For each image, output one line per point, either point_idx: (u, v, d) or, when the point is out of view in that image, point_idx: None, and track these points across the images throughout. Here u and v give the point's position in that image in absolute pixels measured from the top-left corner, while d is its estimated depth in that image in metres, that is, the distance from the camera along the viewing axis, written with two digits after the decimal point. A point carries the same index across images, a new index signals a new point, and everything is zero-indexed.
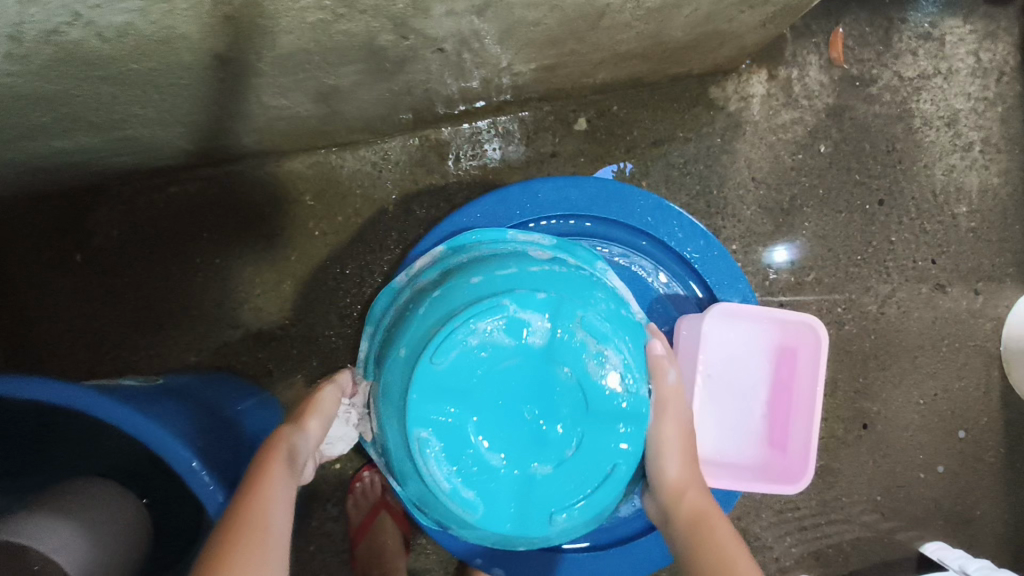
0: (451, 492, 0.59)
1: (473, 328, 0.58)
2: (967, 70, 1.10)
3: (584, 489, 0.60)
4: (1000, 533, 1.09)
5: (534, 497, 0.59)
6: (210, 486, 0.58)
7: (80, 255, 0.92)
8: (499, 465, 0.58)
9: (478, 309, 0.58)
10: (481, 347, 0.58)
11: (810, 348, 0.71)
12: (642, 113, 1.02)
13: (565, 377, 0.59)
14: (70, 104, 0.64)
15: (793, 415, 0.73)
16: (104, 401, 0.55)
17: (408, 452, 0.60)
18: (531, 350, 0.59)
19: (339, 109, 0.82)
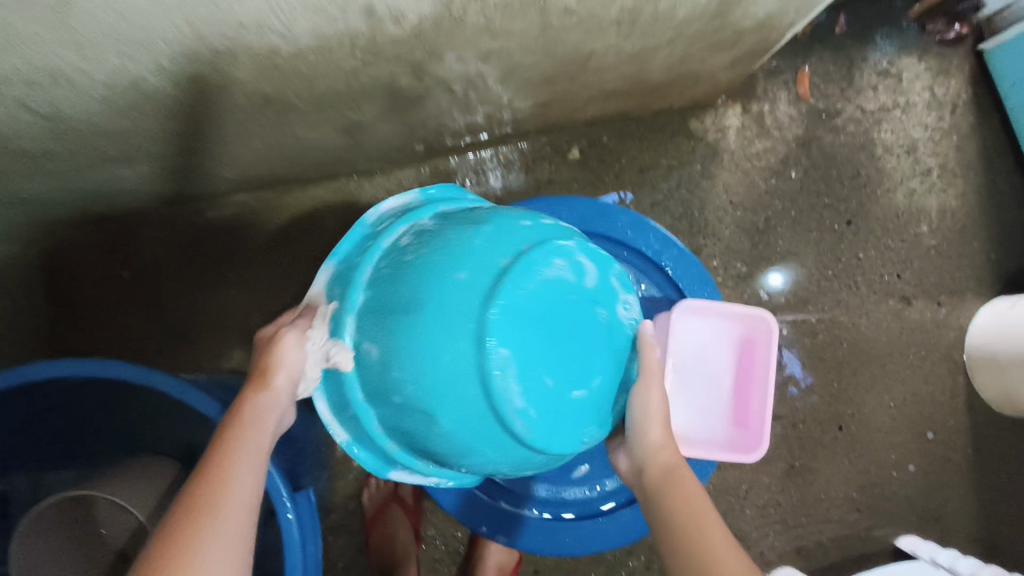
0: (516, 417, 0.55)
1: (549, 262, 0.58)
2: (923, 103, 1.21)
3: (604, 418, 0.61)
4: (971, 528, 1.17)
5: (577, 423, 0.58)
6: None
7: (126, 271, 1.04)
8: (558, 391, 0.56)
9: (552, 247, 0.59)
10: (554, 280, 0.58)
11: (766, 336, 0.79)
12: (630, 143, 1.13)
13: (608, 316, 0.61)
14: (138, 136, 0.76)
15: (751, 399, 0.81)
16: (169, 380, 0.68)
17: (471, 376, 0.55)
18: (589, 288, 0.60)
19: (360, 141, 0.93)
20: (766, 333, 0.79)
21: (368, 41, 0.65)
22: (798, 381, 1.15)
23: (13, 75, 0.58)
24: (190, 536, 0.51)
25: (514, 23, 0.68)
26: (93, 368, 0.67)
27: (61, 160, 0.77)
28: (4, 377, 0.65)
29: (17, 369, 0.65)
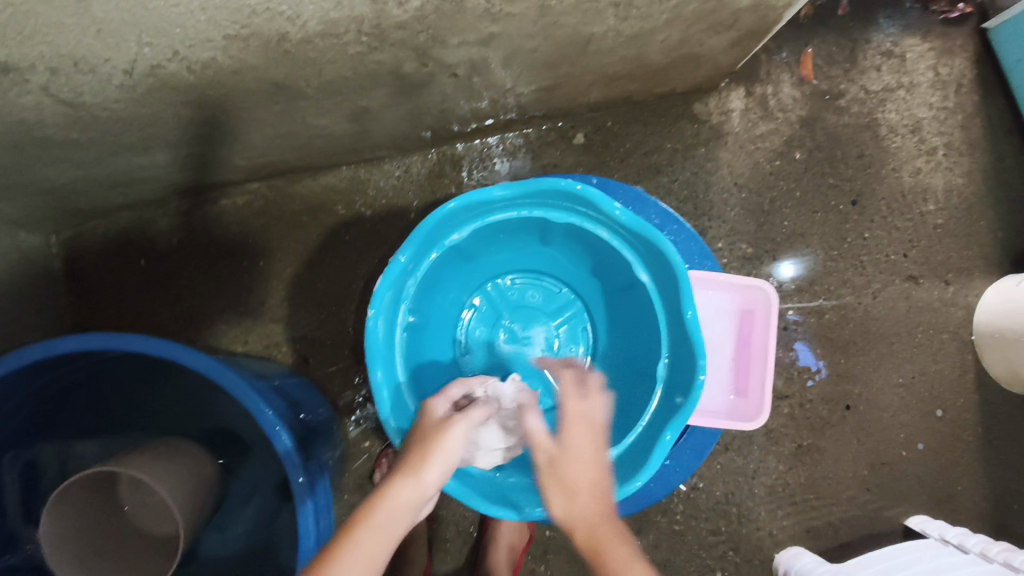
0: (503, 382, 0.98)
1: (578, 323, 0.99)
2: (928, 82, 1.21)
3: (465, 325, 0.98)
4: (982, 507, 1.16)
5: (490, 361, 0.97)
6: (276, 425, 0.72)
7: (144, 260, 1.07)
8: (506, 356, 0.98)
9: (580, 314, 0.99)
10: (571, 335, 0.99)
11: (765, 306, 0.90)
12: (634, 127, 1.15)
13: (536, 300, 0.99)
14: (154, 124, 0.80)
15: (751, 367, 0.91)
16: (193, 354, 0.70)
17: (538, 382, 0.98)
18: (561, 308, 0.99)
19: (368, 128, 0.96)
20: (766, 303, 0.90)
21: (373, 26, 0.67)
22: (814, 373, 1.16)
23: (39, 62, 0.61)
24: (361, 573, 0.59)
25: (514, 5, 0.70)
26: (120, 342, 0.69)
27: (80, 150, 0.80)
28: (31, 350, 0.68)
29: (43, 343, 0.68)
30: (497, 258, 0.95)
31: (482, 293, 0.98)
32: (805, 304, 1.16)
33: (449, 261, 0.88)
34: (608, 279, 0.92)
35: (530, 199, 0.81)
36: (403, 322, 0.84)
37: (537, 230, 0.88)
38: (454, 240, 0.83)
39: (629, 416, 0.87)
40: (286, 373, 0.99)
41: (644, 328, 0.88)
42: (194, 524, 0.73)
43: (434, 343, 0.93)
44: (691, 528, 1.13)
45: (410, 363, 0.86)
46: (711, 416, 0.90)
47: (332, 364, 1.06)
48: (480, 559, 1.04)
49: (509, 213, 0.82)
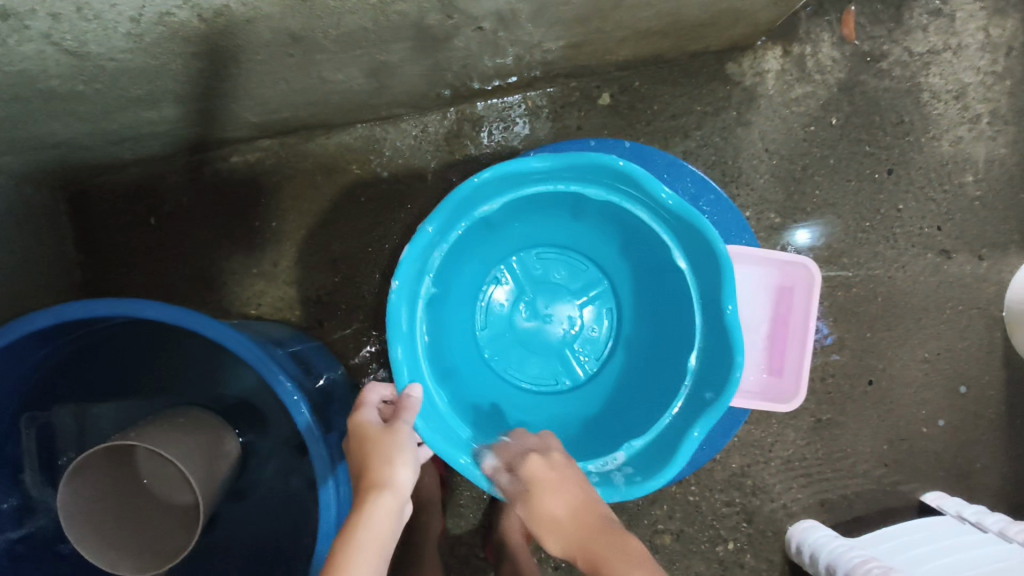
0: (524, 364, 0.95)
1: (602, 305, 0.97)
2: (977, 44, 1.15)
3: (484, 302, 0.95)
4: (1000, 485, 1.15)
5: (509, 340, 0.95)
6: (293, 396, 0.71)
7: (154, 219, 1.04)
8: (526, 335, 0.95)
9: (607, 296, 0.97)
10: (595, 318, 0.97)
11: (807, 285, 0.92)
12: (663, 88, 1.10)
13: (559, 279, 0.96)
14: (163, 76, 0.75)
15: (788, 345, 0.92)
16: (208, 322, 0.68)
17: (558, 365, 0.96)
18: (586, 290, 0.96)
19: (386, 84, 0.91)
20: (808, 283, 0.91)
21: None
22: (819, 338, 1.13)
23: (40, 6, 0.57)
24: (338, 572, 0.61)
25: None
26: (130, 309, 0.67)
27: (85, 103, 0.76)
28: (43, 315, 0.66)
29: (55, 308, 0.66)
30: (525, 232, 0.92)
31: (504, 267, 0.95)
32: (830, 276, 1.13)
33: (476, 233, 0.85)
34: (641, 259, 0.90)
35: (569, 173, 0.79)
36: (425, 296, 0.82)
37: (570, 205, 0.86)
38: (483, 211, 0.81)
39: (654, 404, 0.85)
40: (301, 339, 0.96)
41: (677, 314, 0.86)
42: (212, 493, 0.72)
43: (454, 319, 0.91)
44: (705, 500, 1.12)
45: (431, 336, 0.84)
46: (746, 393, 0.92)
47: (346, 329, 1.04)
48: (493, 526, 1.04)
49: (543, 186, 0.80)
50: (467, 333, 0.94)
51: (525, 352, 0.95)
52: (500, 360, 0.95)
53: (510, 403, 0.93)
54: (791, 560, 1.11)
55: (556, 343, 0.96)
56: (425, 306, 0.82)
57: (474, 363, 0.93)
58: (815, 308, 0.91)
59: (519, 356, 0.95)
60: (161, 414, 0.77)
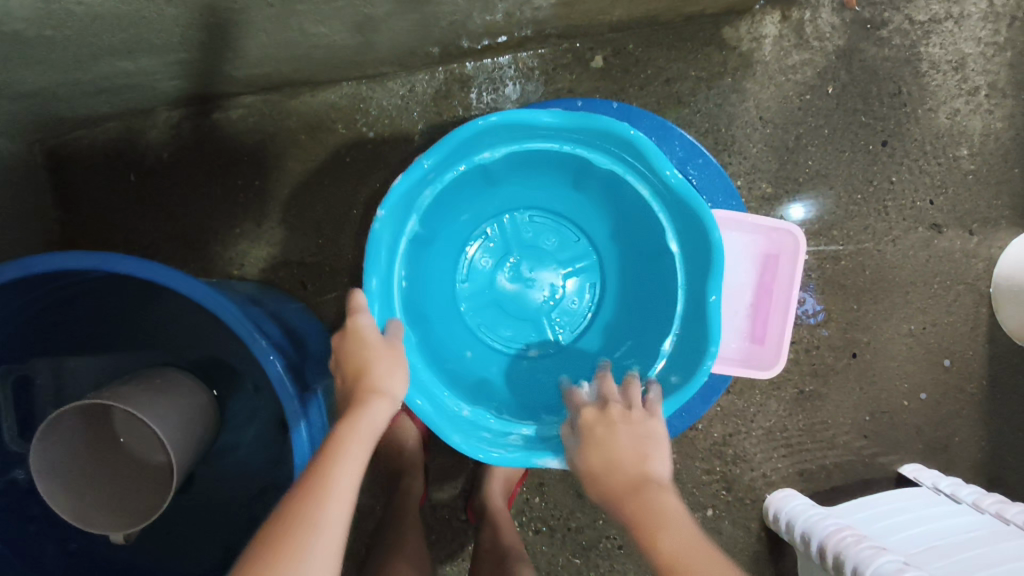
0: (499, 325, 0.95)
1: (585, 281, 0.96)
2: (979, 14, 1.13)
3: (466, 256, 0.94)
4: (977, 458, 1.16)
5: (489, 298, 0.95)
6: (269, 353, 0.69)
7: (133, 175, 1.02)
8: (505, 296, 0.95)
9: (591, 270, 0.96)
10: (577, 294, 0.96)
11: (792, 252, 0.91)
12: (657, 52, 1.07)
13: (548, 246, 0.96)
14: (138, 25, 0.73)
15: (772, 313, 0.92)
16: (178, 276, 0.66)
17: (531, 334, 0.95)
18: (573, 262, 0.96)
19: (372, 40, 0.88)
20: (794, 251, 0.91)
21: None
22: (808, 313, 1.13)
23: None
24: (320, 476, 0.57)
25: None
26: (98, 261, 0.65)
27: (57, 50, 0.74)
28: (8, 268, 0.64)
29: (21, 261, 0.65)
30: (519, 190, 0.91)
31: (490, 224, 0.94)
32: (820, 249, 1.12)
33: (473, 180, 0.83)
34: (633, 238, 0.89)
35: (577, 135, 0.77)
36: (410, 233, 0.80)
37: (572, 170, 0.84)
38: (484, 157, 0.79)
39: (620, 384, 0.85)
40: (284, 300, 0.95)
41: (660, 296, 0.85)
42: (188, 454, 0.72)
43: (435, 270, 0.90)
44: (686, 467, 1.13)
45: (409, 277, 0.83)
46: (728, 361, 0.92)
47: (330, 292, 1.03)
48: (476, 489, 1.05)
49: (548, 144, 0.78)
50: (445, 285, 0.93)
51: (502, 314, 0.95)
52: (475, 317, 0.94)
53: (476, 360, 0.92)
54: (769, 528, 1.13)
55: (534, 311, 0.95)
56: (406, 244, 0.80)
57: (449, 315, 0.92)
58: (800, 275, 0.90)
59: (494, 316, 0.95)
60: (139, 374, 0.76)
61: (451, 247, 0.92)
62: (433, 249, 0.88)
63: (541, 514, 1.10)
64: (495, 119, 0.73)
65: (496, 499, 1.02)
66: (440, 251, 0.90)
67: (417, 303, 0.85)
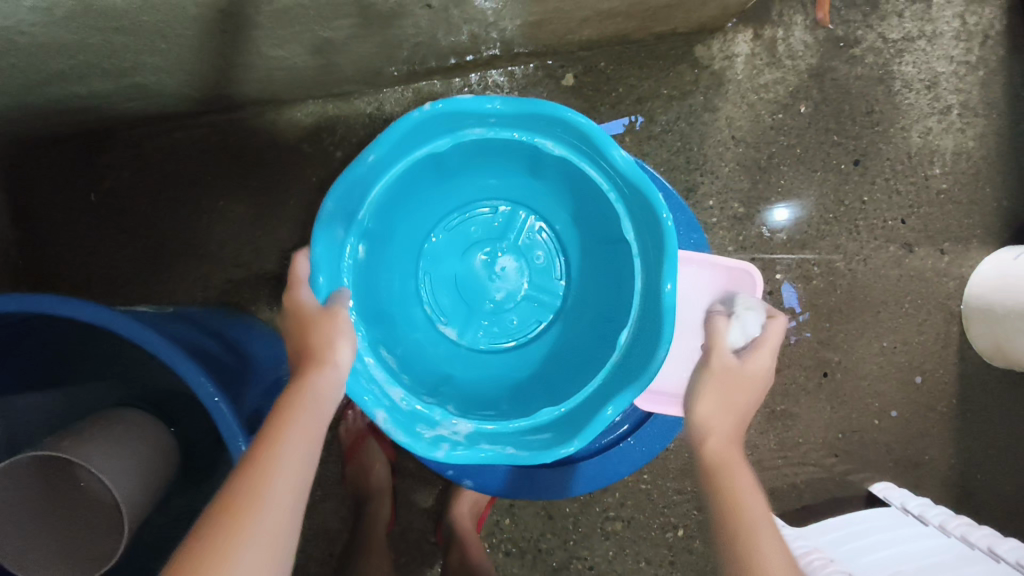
0: (444, 287, 0.85)
1: (531, 320, 0.85)
2: (952, 33, 1.12)
3: (457, 209, 0.84)
4: (947, 476, 1.16)
5: (451, 260, 0.85)
6: (215, 397, 0.64)
7: (94, 195, 0.99)
8: (462, 270, 0.85)
9: (547, 307, 0.85)
10: (515, 326, 0.85)
11: (750, 289, 0.90)
12: (629, 70, 1.06)
13: (536, 262, 0.86)
14: (85, 52, 0.71)
15: None
16: (120, 318, 0.63)
17: (460, 319, 0.85)
18: (532, 295, 0.85)
19: (334, 61, 0.86)
20: (752, 289, 0.90)
21: None
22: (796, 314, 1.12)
23: None
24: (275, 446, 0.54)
25: None
26: (38, 305, 0.62)
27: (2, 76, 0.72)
28: None
29: None
30: (548, 200, 0.82)
31: (504, 201, 0.84)
32: (801, 256, 1.11)
33: (519, 154, 0.73)
34: (605, 269, 0.79)
35: (628, 191, 0.68)
36: (434, 150, 0.70)
37: (596, 207, 0.74)
38: (543, 145, 0.69)
39: (489, 412, 0.73)
40: (260, 331, 0.91)
41: (597, 347, 0.75)
42: (147, 500, 0.70)
43: (425, 209, 0.81)
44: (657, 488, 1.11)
45: (396, 200, 0.73)
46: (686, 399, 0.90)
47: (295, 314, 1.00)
48: (444, 510, 1.05)
49: (596, 174, 0.69)
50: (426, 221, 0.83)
51: (454, 284, 0.85)
52: (428, 265, 0.85)
53: (400, 297, 0.82)
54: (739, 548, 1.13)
55: (473, 300, 0.85)
56: (410, 165, 0.70)
57: (410, 249, 0.83)
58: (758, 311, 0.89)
59: (449, 277, 0.85)
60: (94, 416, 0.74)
61: (450, 194, 0.82)
62: (434, 188, 0.78)
63: (511, 536, 1.09)
64: (585, 122, 0.64)
65: (464, 521, 1.02)
66: (447, 187, 0.80)
67: (387, 226, 0.75)
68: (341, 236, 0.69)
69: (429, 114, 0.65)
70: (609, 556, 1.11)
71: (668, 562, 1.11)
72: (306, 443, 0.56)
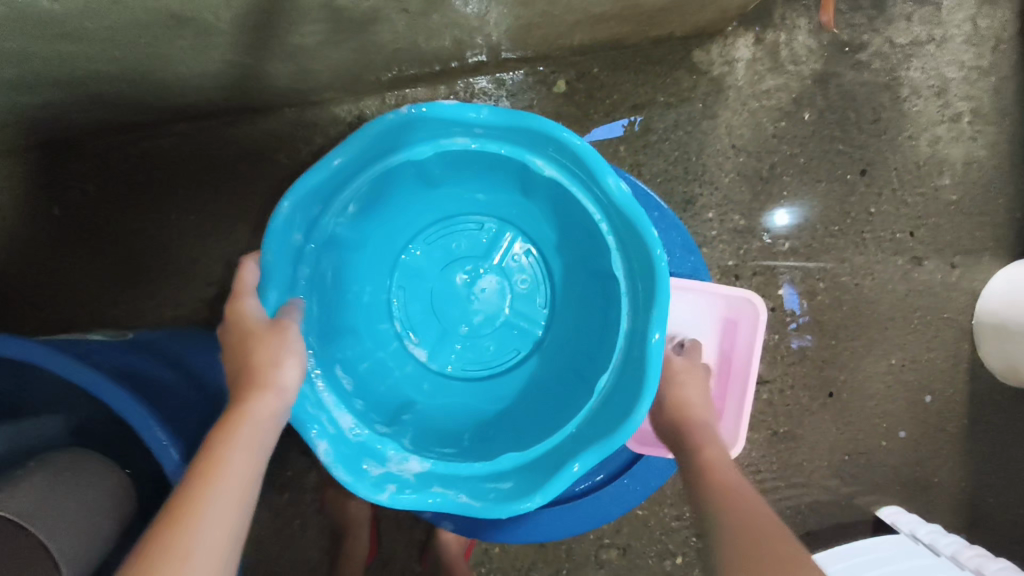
0: (417, 304, 0.78)
1: (509, 350, 0.78)
2: (962, 36, 1.07)
3: (438, 220, 0.78)
4: (957, 499, 1.11)
5: (426, 276, 0.79)
6: (163, 442, 0.59)
7: (57, 210, 0.94)
8: (437, 289, 0.79)
9: (527, 335, 0.79)
10: (491, 355, 0.78)
11: (751, 320, 0.84)
12: (624, 76, 1.01)
13: (520, 286, 0.79)
14: (30, 60, 0.65)
15: (728, 386, 0.85)
16: (55, 356, 0.56)
17: (432, 341, 0.78)
18: (510, 322, 0.79)
19: (308, 68, 0.81)
20: (754, 319, 0.84)
21: None
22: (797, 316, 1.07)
23: None
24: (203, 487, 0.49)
25: None
26: None
27: None
28: None
29: None
30: (537, 222, 0.75)
31: (489, 218, 0.78)
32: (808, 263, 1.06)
33: (507, 169, 0.68)
34: (592, 298, 0.73)
35: (619, 222, 0.62)
36: (414, 157, 0.64)
37: (585, 232, 0.68)
38: (532, 164, 0.64)
39: (449, 448, 0.67)
40: None
41: (578, 383, 0.69)
42: (98, 547, 0.64)
43: (400, 218, 0.74)
44: (654, 514, 1.05)
45: (367, 207, 0.68)
46: None
47: None
48: (430, 541, 0.99)
49: (585, 198, 0.63)
50: (402, 230, 0.76)
51: (428, 301, 0.79)
52: (403, 279, 0.78)
53: (368, 311, 0.75)
54: None
55: (447, 322, 0.79)
56: (385, 172, 0.65)
57: (383, 260, 0.77)
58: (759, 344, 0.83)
59: (424, 293, 0.79)
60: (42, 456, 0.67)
61: (430, 206, 0.76)
62: (412, 197, 0.72)
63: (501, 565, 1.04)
64: (578, 143, 0.58)
65: (450, 553, 0.96)
66: (427, 196, 0.74)
67: (356, 236, 0.69)
68: (300, 240, 0.63)
69: (408, 119, 0.59)
70: None
71: None
72: (238, 483, 0.50)
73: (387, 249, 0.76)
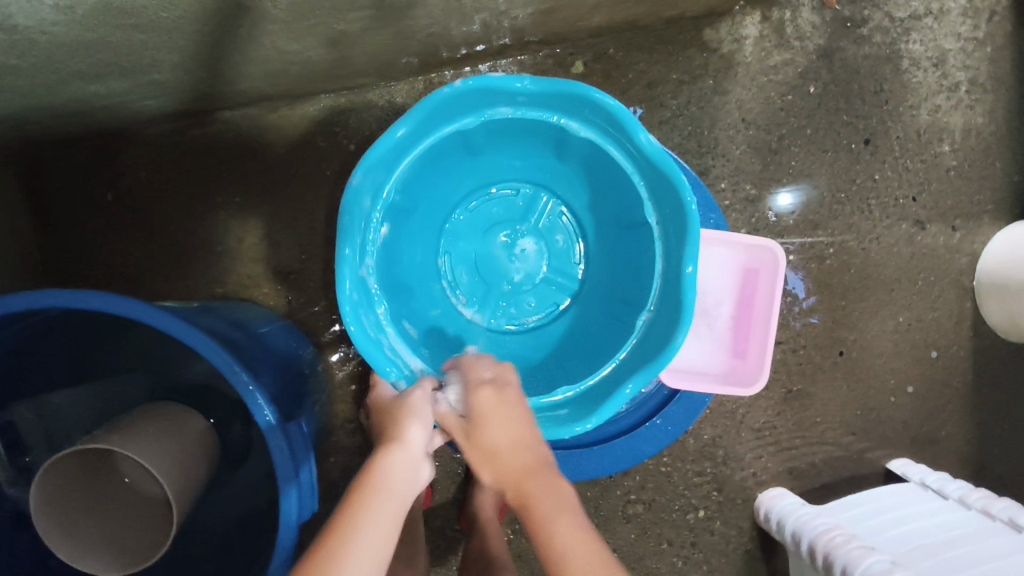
0: (462, 266, 0.84)
1: (549, 304, 0.84)
2: (959, 9, 1.13)
3: (479, 186, 0.84)
4: (963, 451, 1.17)
5: (469, 239, 0.84)
6: (249, 386, 0.66)
7: (111, 195, 1.00)
8: (480, 251, 0.84)
9: (566, 291, 0.85)
10: (532, 310, 0.84)
11: (771, 267, 0.90)
12: (638, 56, 1.07)
13: (557, 245, 0.85)
14: (103, 51, 0.71)
15: (752, 328, 0.91)
16: (152, 311, 0.63)
17: (478, 299, 0.84)
18: (549, 279, 0.85)
19: (348, 54, 0.87)
20: (773, 265, 0.90)
21: None
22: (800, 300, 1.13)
23: None
24: (341, 532, 0.55)
25: None
26: (72, 301, 0.63)
27: (24, 77, 0.73)
28: None
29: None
30: (572, 183, 0.82)
31: (526, 183, 0.84)
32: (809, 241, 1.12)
33: (545, 134, 0.74)
34: (626, 252, 0.79)
35: (651, 176, 0.69)
36: (463, 126, 0.71)
37: (618, 188, 0.75)
38: (568, 126, 0.70)
39: None
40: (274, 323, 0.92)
41: (616, 328, 0.76)
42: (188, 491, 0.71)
43: (446, 184, 0.80)
44: (677, 470, 1.13)
45: (421, 172, 0.74)
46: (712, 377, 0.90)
47: (317, 306, 1.00)
48: (467, 500, 1.05)
49: (619, 156, 0.70)
50: (445, 196, 0.82)
51: (473, 262, 0.84)
52: (448, 242, 0.84)
53: (420, 271, 0.82)
54: (760, 527, 1.13)
55: (490, 281, 0.84)
56: (438, 142, 0.72)
57: (430, 225, 0.82)
58: (780, 288, 0.89)
59: (468, 255, 0.84)
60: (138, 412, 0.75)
61: (472, 172, 0.81)
62: (457, 164, 0.78)
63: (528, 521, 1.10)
64: (614, 105, 0.65)
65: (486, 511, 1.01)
66: (470, 164, 0.80)
67: (412, 200, 0.76)
68: (369, 204, 0.70)
69: (462, 89, 0.65)
70: (631, 539, 1.12)
71: (689, 543, 1.13)
72: (369, 529, 0.55)
73: (433, 215, 0.82)
